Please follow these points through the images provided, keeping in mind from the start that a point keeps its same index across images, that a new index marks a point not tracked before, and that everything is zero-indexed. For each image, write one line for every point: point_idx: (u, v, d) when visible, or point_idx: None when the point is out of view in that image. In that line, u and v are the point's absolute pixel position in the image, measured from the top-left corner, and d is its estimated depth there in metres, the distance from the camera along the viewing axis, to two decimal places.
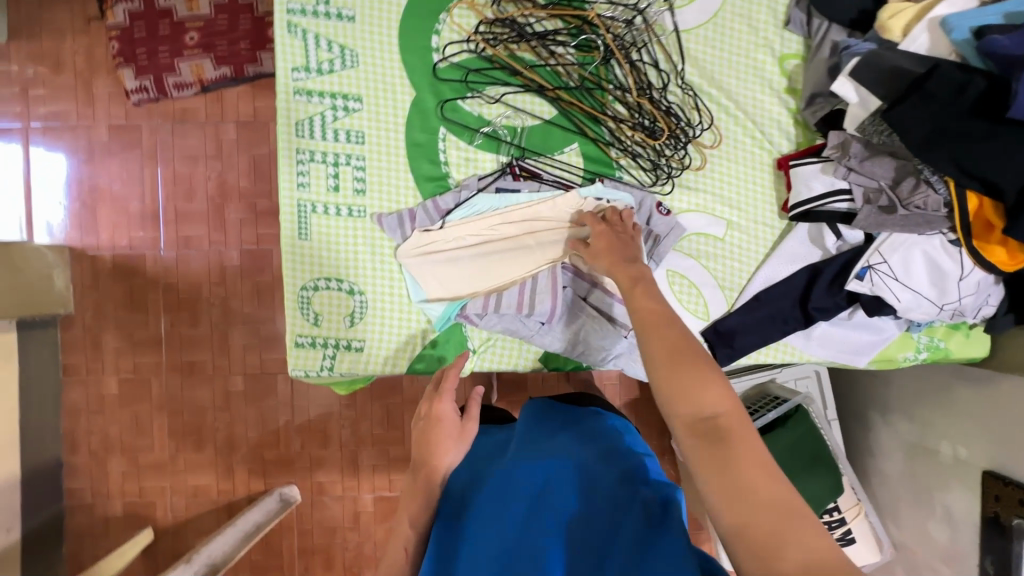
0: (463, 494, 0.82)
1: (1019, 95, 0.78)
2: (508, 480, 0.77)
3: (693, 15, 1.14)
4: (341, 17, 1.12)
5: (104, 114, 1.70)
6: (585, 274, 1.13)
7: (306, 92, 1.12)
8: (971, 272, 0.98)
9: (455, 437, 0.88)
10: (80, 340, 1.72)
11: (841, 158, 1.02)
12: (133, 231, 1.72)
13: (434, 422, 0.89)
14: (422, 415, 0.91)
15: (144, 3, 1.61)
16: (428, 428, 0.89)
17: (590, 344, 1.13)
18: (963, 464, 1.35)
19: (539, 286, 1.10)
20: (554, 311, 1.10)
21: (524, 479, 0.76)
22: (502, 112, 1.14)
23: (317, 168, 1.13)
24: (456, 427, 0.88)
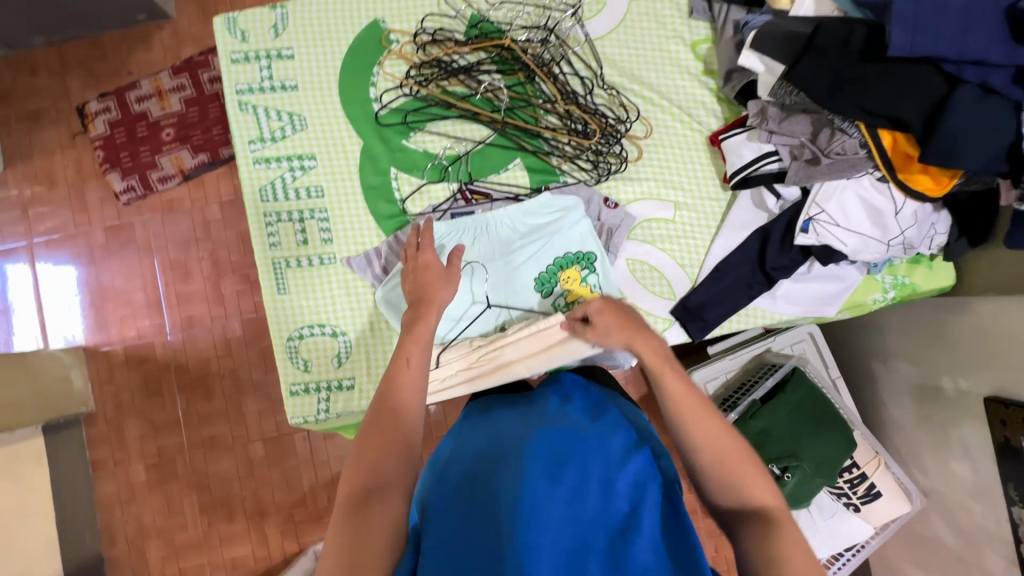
0: (471, 470, 0.74)
1: (893, 35, 0.82)
2: (531, 452, 0.72)
3: (603, 23, 1.23)
4: (285, 88, 1.22)
5: (99, 218, 1.83)
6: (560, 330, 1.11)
7: (264, 160, 1.22)
8: (906, 204, 1.01)
9: (444, 279, 1.01)
10: (105, 434, 1.80)
11: (762, 124, 1.07)
12: (140, 321, 1.82)
13: (422, 269, 1.03)
14: (412, 269, 1.05)
15: (121, 112, 1.80)
16: (420, 275, 1.03)
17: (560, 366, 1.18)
18: (967, 394, 1.34)
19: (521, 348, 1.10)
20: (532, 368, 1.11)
21: (545, 458, 0.72)
22: (444, 143, 1.22)
23: (285, 227, 1.21)
24: (444, 270, 1.02)
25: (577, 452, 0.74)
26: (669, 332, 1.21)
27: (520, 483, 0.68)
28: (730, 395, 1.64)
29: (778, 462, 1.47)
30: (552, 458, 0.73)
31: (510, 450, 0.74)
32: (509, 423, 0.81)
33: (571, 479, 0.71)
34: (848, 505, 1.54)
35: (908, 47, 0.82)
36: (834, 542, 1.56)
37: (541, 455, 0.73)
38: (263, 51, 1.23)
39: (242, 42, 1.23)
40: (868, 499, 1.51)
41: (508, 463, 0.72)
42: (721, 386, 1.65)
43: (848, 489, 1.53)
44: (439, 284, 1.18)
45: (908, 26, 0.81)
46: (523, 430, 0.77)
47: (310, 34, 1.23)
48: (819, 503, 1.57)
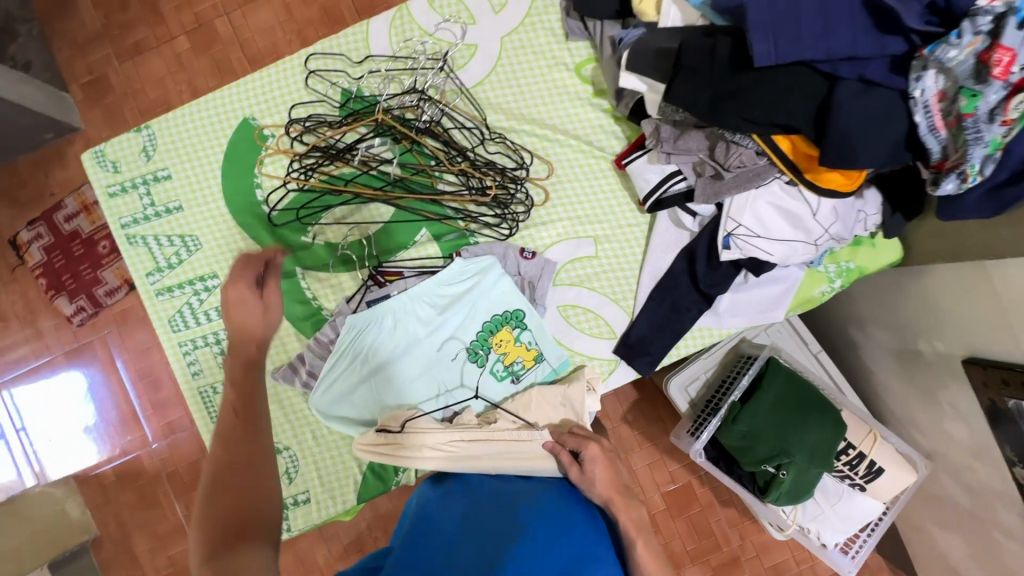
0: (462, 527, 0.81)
1: (754, 43, 0.75)
2: (522, 517, 0.82)
3: (478, 67, 1.16)
4: (170, 211, 1.17)
5: (56, 341, 1.77)
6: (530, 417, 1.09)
7: (166, 289, 1.17)
8: (822, 203, 0.94)
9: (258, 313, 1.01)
10: (114, 555, 1.76)
11: (658, 146, 1.02)
12: (122, 437, 1.78)
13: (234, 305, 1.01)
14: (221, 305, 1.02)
15: (53, 235, 1.74)
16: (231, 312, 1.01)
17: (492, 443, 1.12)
18: (945, 356, 1.27)
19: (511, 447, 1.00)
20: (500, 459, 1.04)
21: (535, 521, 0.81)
22: (344, 230, 1.17)
23: (204, 352, 1.17)
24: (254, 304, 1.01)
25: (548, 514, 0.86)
26: (616, 373, 1.16)
27: (509, 540, 0.76)
28: (711, 396, 1.57)
29: (771, 462, 1.41)
30: (532, 518, 0.83)
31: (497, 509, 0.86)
32: (511, 496, 0.91)
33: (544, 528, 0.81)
34: (854, 486, 1.46)
35: (773, 56, 0.75)
36: (846, 526, 1.48)
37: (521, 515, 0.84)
38: (138, 178, 1.17)
39: (115, 173, 1.18)
40: (872, 477, 1.44)
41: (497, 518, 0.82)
42: (702, 388, 1.60)
43: (849, 470, 1.46)
44: (364, 374, 1.14)
45: (767, 34, 0.74)
46: (523, 501, 0.89)
47: (183, 149, 1.17)
48: (823, 488, 1.49)
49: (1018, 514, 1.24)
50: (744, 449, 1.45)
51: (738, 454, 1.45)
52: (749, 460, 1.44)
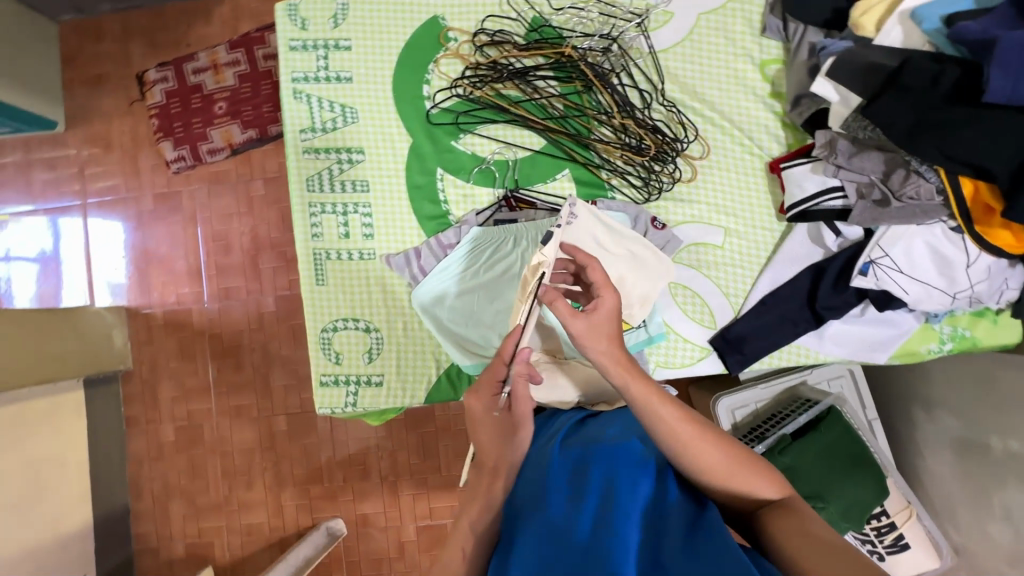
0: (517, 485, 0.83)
1: (992, 77, 0.76)
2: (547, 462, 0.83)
3: (668, 35, 1.18)
4: (340, 79, 1.22)
5: (149, 184, 1.84)
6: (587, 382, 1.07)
7: (313, 150, 1.22)
8: (979, 257, 0.96)
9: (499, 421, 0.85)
10: (139, 393, 1.83)
11: (829, 157, 1.02)
12: (180, 288, 1.83)
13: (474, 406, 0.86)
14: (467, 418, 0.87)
15: (178, 82, 1.80)
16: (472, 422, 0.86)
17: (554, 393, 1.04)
18: (1017, 458, 1.24)
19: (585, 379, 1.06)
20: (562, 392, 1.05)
21: (558, 466, 0.82)
22: (492, 147, 1.20)
23: (329, 219, 1.22)
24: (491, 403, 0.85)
25: (604, 473, 0.78)
26: (703, 362, 1.17)
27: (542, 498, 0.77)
28: (757, 425, 1.55)
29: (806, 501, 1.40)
30: (560, 465, 0.82)
31: (549, 467, 0.81)
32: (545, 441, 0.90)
33: (606, 506, 0.74)
34: (873, 553, 1.45)
35: (1006, 95, 0.77)
36: None
37: (573, 480, 0.79)
38: (321, 40, 1.22)
39: (301, 30, 1.23)
40: (895, 550, 1.42)
41: (550, 491, 0.78)
42: (750, 415, 1.57)
43: (873, 536, 1.45)
44: (469, 290, 1.17)
45: (1008, 71, 0.76)
46: (552, 443, 0.87)
47: (368, 27, 1.22)
48: (843, 547, 1.44)
49: None
50: None
51: None
52: None
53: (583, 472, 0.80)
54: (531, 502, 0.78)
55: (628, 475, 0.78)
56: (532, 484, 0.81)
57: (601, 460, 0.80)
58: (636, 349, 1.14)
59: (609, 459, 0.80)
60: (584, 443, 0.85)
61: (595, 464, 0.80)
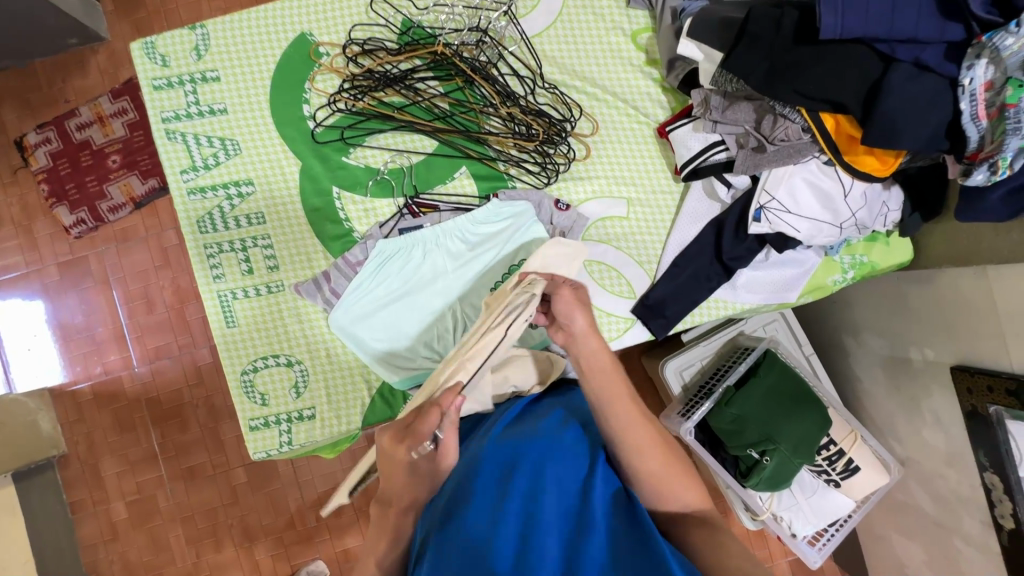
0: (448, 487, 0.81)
1: (822, 16, 0.80)
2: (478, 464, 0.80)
3: (539, 20, 1.19)
4: (214, 112, 1.17)
5: (50, 254, 1.71)
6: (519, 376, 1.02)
7: (199, 190, 1.16)
8: (854, 186, 1.01)
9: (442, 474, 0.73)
10: (80, 476, 1.70)
11: (705, 114, 1.06)
12: (105, 357, 1.71)
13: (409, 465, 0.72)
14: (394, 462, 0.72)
15: (63, 142, 1.69)
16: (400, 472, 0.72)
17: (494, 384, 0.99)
18: (935, 365, 1.31)
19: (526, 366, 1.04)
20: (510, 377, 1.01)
21: (489, 469, 0.79)
22: (385, 157, 1.18)
23: (228, 257, 1.16)
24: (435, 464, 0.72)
25: (531, 474, 0.77)
26: (630, 332, 1.19)
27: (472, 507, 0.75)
28: (705, 382, 1.59)
29: (756, 447, 1.44)
30: (490, 467, 0.80)
31: (480, 468, 0.79)
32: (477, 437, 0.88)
33: (533, 512, 0.74)
34: (829, 482, 1.49)
35: (839, 29, 0.80)
36: (818, 520, 1.51)
37: (501, 480, 0.77)
38: (186, 75, 1.17)
39: (164, 67, 1.17)
40: (847, 474, 1.46)
41: (479, 495, 0.76)
42: (697, 373, 1.61)
43: (826, 465, 1.49)
44: (384, 305, 1.15)
45: (836, 8, 0.79)
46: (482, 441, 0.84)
47: (234, 54, 1.17)
48: (799, 481, 1.52)
49: (982, 520, 1.26)
50: (732, 432, 1.48)
51: (725, 437, 1.49)
52: (735, 442, 1.47)
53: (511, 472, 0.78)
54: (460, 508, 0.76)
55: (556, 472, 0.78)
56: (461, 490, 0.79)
57: (528, 459, 0.79)
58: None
59: (539, 456, 0.79)
60: (515, 437, 0.83)
61: (523, 463, 0.78)
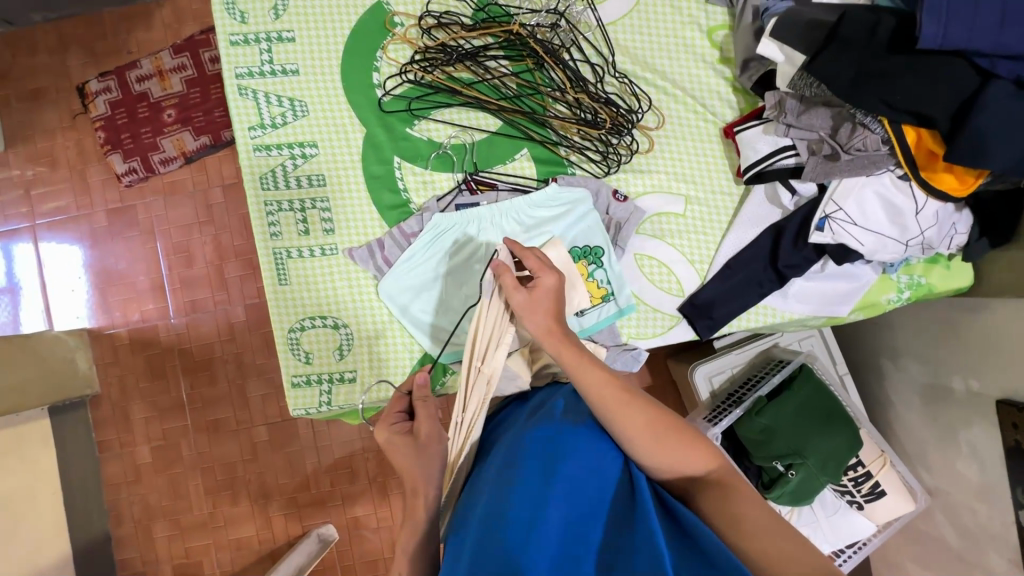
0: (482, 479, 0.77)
1: (924, 25, 0.78)
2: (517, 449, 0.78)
3: (616, 7, 1.18)
4: (286, 72, 1.18)
5: (101, 200, 1.76)
6: None
7: (265, 147, 1.18)
8: (927, 204, 1.00)
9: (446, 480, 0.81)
10: (110, 417, 1.76)
11: (779, 117, 1.04)
12: (144, 304, 1.76)
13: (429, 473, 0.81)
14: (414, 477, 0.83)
15: (122, 91, 1.73)
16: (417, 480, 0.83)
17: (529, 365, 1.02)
18: (978, 397, 1.28)
19: None
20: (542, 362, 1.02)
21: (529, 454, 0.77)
22: (449, 132, 1.19)
23: (287, 216, 1.19)
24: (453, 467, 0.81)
25: (574, 464, 0.75)
26: (675, 330, 1.19)
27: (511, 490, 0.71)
28: (735, 390, 1.56)
29: (782, 459, 1.42)
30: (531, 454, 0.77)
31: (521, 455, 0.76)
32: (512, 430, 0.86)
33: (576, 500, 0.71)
34: (851, 503, 1.49)
35: (940, 40, 0.78)
36: (836, 539, 1.49)
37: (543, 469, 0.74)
38: (262, 33, 1.18)
39: (241, 24, 1.18)
40: (872, 497, 1.46)
41: (523, 468, 0.74)
42: (727, 381, 1.58)
43: (851, 486, 1.48)
44: (433, 279, 1.16)
45: (940, 18, 0.77)
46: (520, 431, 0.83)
47: (311, 16, 1.18)
48: (822, 499, 1.50)
49: (1009, 559, 1.23)
50: (760, 443, 1.47)
51: (752, 446, 1.47)
52: (761, 453, 1.46)
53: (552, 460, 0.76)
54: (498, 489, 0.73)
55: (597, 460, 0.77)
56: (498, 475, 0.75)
57: (570, 451, 0.77)
58: (608, 322, 1.16)
59: (587, 444, 0.79)
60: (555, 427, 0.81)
61: (564, 454, 0.76)
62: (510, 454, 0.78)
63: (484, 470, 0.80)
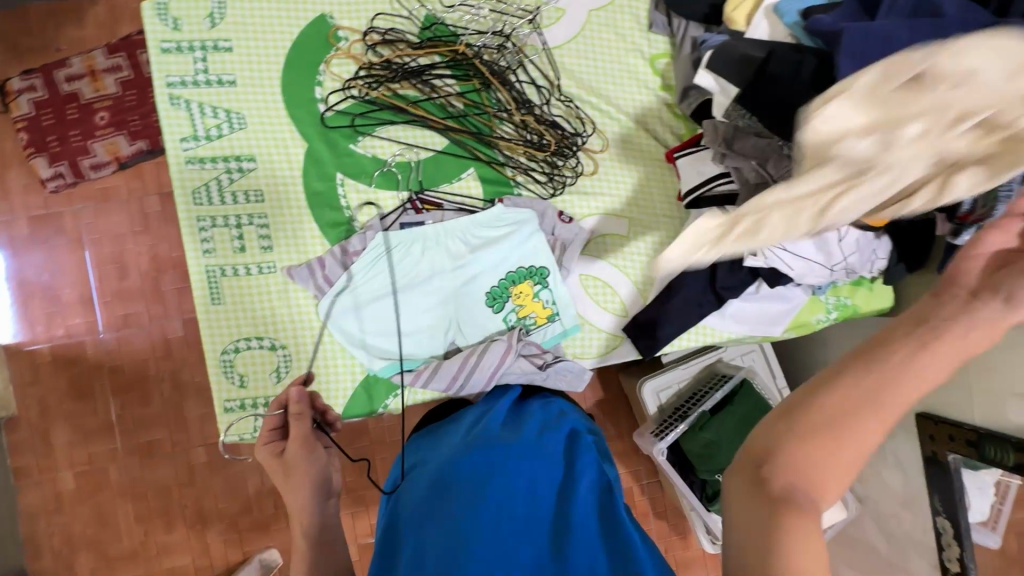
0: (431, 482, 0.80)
1: (839, 68, 0.84)
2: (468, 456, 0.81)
3: (561, 32, 1.20)
4: (222, 83, 1.14)
5: (21, 206, 1.63)
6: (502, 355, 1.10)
7: (198, 160, 1.13)
8: (849, 232, 1.06)
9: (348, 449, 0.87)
10: (28, 441, 1.62)
11: (715, 145, 1.08)
12: (69, 319, 1.64)
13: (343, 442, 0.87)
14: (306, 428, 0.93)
15: (48, 91, 1.61)
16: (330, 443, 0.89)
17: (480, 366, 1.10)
18: (901, 410, 1.36)
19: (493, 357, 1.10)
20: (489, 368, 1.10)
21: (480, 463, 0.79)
22: (394, 149, 1.17)
23: (221, 233, 1.13)
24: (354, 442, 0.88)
25: (523, 475, 0.78)
26: (618, 350, 1.21)
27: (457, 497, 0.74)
28: (681, 404, 1.58)
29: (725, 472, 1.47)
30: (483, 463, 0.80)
31: (472, 462, 0.79)
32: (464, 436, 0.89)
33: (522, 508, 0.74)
34: None
35: None
36: None
37: (492, 479, 0.77)
38: (196, 41, 1.13)
39: (174, 31, 1.13)
40: None
41: (470, 477, 0.77)
42: (673, 396, 1.60)
43: None
44: (375, 298, 1.13)
45: (858, 58, 0.83)
46: (472, 440, 0.86)
47: (250, 26, 1.14)
48: None
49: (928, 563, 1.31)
50: (703, 456, 1.51)
51: (696, 460, 1.52)
52: (705, 466, 1.50)
53: (502, 469, 0.78)
54: (444, 495, 0.75)
55: (544, 475, 0.79)
56: (447, 479, 0.78)
57: (519, 460, 0.81)
58: (552, 343, 1.18)
59: (538, 455, 0.82)
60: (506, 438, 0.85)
61: (515, 464, 0.80)
62: (462, 461, 0.80)
63: (430, 476, 0.82)
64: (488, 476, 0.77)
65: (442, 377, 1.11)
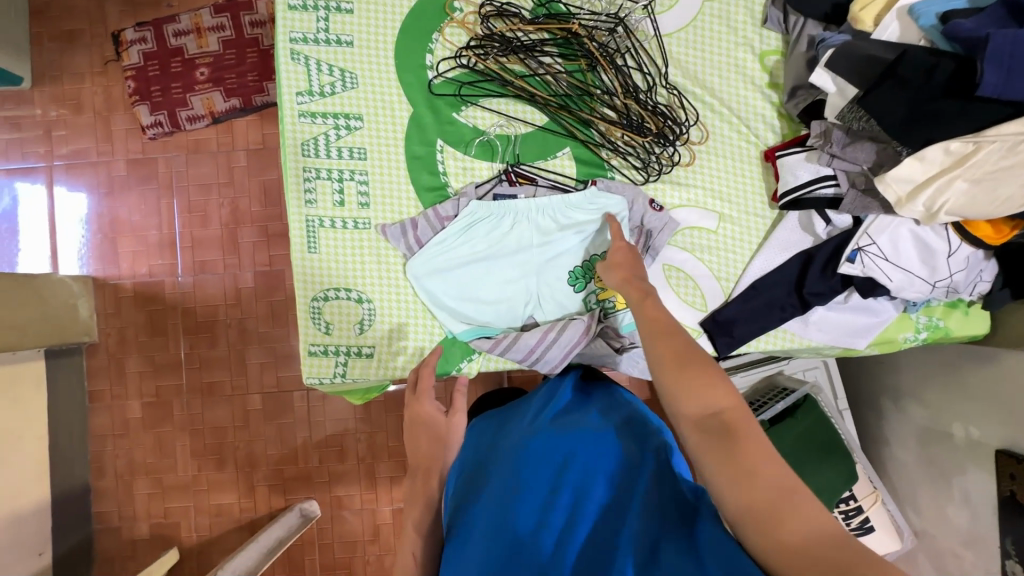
0: (483, 473, 0.80)
1: (985, 73, 0.81)
2: (519, 444, 0.80)
3: (673, 20, 1.19)
4: (341, 43, 1.19)
5: (122, 150, 1.75)
6: (580, 334, 1.12)
7: (310, 114, 1.19)
8: (958, 249, 1.04)
9: (443, 434, 0.98)
10: (105, 367, 1.74)
11: (824, 146, 1.06)
12: (152, 259, 1.75)
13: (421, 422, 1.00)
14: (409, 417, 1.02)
15: (157, 44, 1.69)
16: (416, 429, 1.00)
17: (558, 343, 1.12)
18: (977, 445, 1.30)
19: (568, 338, 1.12)
20: (566, 347, 1.12)
21: (530, 453, 0.77)
22: (495, 121, 1.20)
23: (323, 185, 1.19)
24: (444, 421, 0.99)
25: (575, 466, 0.74)
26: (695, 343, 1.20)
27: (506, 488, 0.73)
28: None
29: None
30: (533, 450, 0.78)
31: (521, 450, 0.78)
32: (519, 423, 0.87)
33: (571, 500, 0.71)
34: None
35: (996, 88, 0.81)
36: None
37: (541, 470, 0.75)
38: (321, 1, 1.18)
39: None
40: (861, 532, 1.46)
41: (518, 468, 0.76)
42: None
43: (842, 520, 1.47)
44: (465, 263, 1.17)
45: (1001, 67, 0.80)
46: (525, 428, 0.84)
47: None
48: None
49: None
50: None
51: None
52: None
53: (553, 461, 0.76)
54: (493, 485, 0.75)
55: (600, 464, 0.75)
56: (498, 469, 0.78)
57: (573, 449, 0.77)
58: (628, 329, 1.18)
59: (593, 443, 0.77)
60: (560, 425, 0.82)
61: (567, 453, 0.76)
62: (512, 449, 0.80)
63: (483, 466, 0.82)
64: (551, 459, 0.76)
65: (521, 348, 1.12)
